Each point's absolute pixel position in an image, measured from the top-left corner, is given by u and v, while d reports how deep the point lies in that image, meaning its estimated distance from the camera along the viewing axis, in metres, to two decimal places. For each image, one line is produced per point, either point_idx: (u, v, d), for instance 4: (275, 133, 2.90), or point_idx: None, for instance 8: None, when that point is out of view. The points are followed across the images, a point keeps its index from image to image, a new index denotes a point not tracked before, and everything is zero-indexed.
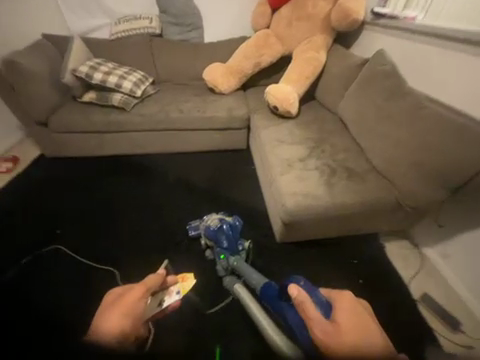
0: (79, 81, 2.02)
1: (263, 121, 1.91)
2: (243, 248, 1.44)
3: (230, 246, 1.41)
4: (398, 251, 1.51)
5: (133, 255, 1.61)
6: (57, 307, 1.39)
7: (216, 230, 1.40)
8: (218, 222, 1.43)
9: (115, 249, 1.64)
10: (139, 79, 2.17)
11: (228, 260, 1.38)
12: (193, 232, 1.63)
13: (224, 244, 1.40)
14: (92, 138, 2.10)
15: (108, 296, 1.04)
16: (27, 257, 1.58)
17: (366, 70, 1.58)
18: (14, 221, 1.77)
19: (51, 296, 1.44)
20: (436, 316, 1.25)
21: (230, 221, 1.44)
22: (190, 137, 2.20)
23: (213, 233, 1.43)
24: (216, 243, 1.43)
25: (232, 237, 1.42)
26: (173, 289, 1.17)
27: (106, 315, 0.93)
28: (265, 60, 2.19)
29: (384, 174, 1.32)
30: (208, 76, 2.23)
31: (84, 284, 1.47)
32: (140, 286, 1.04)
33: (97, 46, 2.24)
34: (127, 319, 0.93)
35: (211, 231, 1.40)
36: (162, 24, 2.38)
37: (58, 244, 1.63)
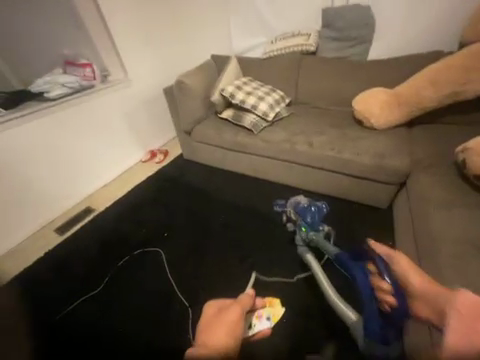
0: (224, 99, 2.13)
1: (441, 192, 1.18)
2: (323, 229, 1.44)
3: (314, 224, 1.46)
4: None
5: (213, 295, 1.48)
6: (133, 329, 1.39)
7: (305, 207, 1.51)
8: (307, 203, 1.55)
9: (199, 278, 1.57)
10: (276, 101, 2.01)
11: (308, 233, 1.43)
12: (278, 208, 1.71)
13: (307, 218, 1.47)
14: (218, 152, 2.20)
15: (206, 307, 0.81)
16: (138, 250, 1.73)
17: None
18: (143, 209, 2.06)
19: (134, 310, 1.46)
20: None
21: (318, 204, 1.53)
22: (312, 175, 1.80)
23: (300, 208, 1.54)
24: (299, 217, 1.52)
25: (317, 216, 1.50)
26: (265, 313, 1.05)
27: (210, 335, 0.71)
28: (470, 90, 1.38)
29: None
30: (359, 105, 1.68)
31: (159, 319, 1.42)
32: (237, 304, 0.82)
33: (249, 65, 2.28)
34: (232, 344, 0.69)
35: (300, 206, 1.54)
36: (320, 40, 2.07)
37: (160, 250, 1.72)
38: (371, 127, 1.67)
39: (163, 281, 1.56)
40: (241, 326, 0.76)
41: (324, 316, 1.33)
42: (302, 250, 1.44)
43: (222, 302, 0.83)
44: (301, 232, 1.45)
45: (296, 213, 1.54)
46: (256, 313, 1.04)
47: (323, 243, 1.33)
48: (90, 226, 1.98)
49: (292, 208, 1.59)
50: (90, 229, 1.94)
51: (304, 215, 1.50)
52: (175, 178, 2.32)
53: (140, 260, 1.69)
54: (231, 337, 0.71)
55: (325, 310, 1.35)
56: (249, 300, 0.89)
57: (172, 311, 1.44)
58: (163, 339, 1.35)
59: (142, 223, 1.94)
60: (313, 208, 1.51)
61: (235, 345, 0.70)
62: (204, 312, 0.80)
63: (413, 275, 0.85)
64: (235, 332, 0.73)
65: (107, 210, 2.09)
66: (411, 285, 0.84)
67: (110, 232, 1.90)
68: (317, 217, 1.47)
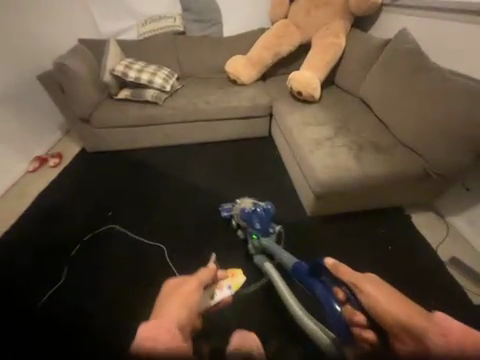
0: (117, 79, 2.22)
1: (286, 107, 2.02)
2: (274, 231, 1.43)
3: (265, 229, 1.39)
4: (425, 221, 1.55)
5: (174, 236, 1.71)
6: (113, 293, 1.47)
7: (250, 211, 1.42)
8: (253, 205, 1.45)
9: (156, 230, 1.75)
10: (168, 75, 2.32)
11: (260, 240, 1.36)
12: (225, 214, 1.67)
13: (256, 225, 1.38)
14: (127, 132, 2.29)
15: (166, 282, 0.69)
16: (87, 235, 1.73)
17: (388, 50, 1.68)
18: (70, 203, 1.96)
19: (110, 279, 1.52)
20: (464, 276, 1.31)
21: (264, 205, 1.47)
22: (216, 127, 2.33)
23: (247, 215, 1.44)
24: (248, 224, 1.43)
25: (266, 221, 1.42)
26: (224, 285, 1.25)
27: (162, 307, 0.60)
28: (284, 49, 2.29)
29: (412, 147, 1.40)
30: (230, 68, 2.36)
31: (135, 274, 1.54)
32: (194, 278, 0.71)
33: (128, 47, 2.43)
34: (186, 314, 0.59)
35: (245, 212, 1.43)
36: (185, 22, 2.53)
37: (113, 225, 1.77)
38: (243, 82, 2.37)
39: (127, 247, 1.66)
40: (198, 301, 0.65)
41: (264, 302, 1.42)
42: (258, 259, 1.44)
43: (182, 279, 0.69)
44: (253, 240, 1.40)
45: (244, 220, 1.45)
46: (217, 285, 1.11)
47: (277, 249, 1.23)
48: (10, 244, 1.72)
49: (239, 215, 1.49)
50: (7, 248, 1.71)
51: (252, 221, 1.41)
52: (88, 170, 2.25)
53: (89, 240, 1.70)
54: (187, 309, 0.60)
55: (267, 298, 1.44)
56: (210, 271, 1.02)
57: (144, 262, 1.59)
58: (146, 288, 1.49)
59: (77, 214, 1.88)
60: (259, 211, 1.43)
61: (190, 315, 0.60)
62: (163, 289, 0.66)
63: (383, 297, 0.53)
64: (192, 302, 0.62)
65: (20, 220, 1.88)
66: (394, 320, 0.50)
67: (38, 237, 1.74)
68: (265, 219, 1.40)
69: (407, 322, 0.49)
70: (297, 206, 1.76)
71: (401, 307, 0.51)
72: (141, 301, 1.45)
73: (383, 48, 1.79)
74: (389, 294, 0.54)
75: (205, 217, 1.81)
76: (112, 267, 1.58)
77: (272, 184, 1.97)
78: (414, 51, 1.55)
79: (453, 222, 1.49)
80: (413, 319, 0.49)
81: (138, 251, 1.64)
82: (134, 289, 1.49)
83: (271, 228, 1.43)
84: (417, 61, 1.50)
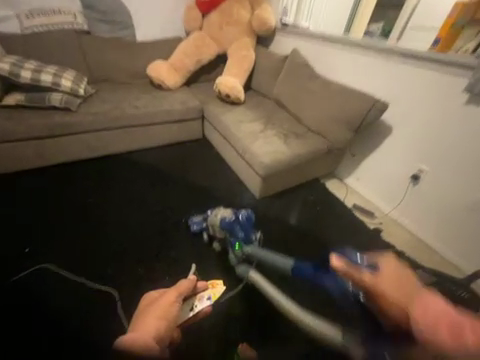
0: (1, 80, 1.76)
1: (219, 108, 2.21)
2: (256, 238, 1.43)
3: (247, 237, 1.38)
4: (334, 185, 2.13)
5: (127, 253, 1.50)
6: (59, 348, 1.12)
7: (233, 220, 1.36)
8: (234, 214, 1.42)
9: (105, 253, 1.48)
10: (76, 76, 2.00)
11: (244, 249, 1.32)
12: (195, 227, 1.60)
13: (240, 234, 1.35)
14: (27, 147, 1.78)
15: (147, 298, 0.93)
16: (3, 283, 1.28)
17: (288, 63, 2.22)
18: None
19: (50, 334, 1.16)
20: (364, 214, 1.91)
21: (245, 212, 1.44)
22: (149, 132, 2.20)
23: (228, 224, 1.37)
24: (230, 233, 1.37)
25: (248, 228, 1.40)
26: (205, 294, 1.00)
27: (143, 317, 0.81)
28: (204, 58, 2.49)
29: (317, 132, 1.93)
30: (153, 73, 2.31)
31: (87, 317, 1.22)
32: (173, 290, 0.91)
33: (10, 42, 1.94)
34: (164, 323, 0.78)
35: (226, 220, 1.36)
36: (88, 21, 2.27)
37: (45, 263, 1.38)
38: (169, 87, 2.37)
39: (71, 285, 1.32)
40: (175, 309, 0.85)
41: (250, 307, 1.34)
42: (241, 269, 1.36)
43: (160, 292, 0.93)
44: (237, 250, 1.32)
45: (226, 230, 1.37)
46: (197, 295, 0.99)
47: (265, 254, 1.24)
48: None
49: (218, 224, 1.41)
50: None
51: (234, 230, 1.37)
52: None
53: (11, 292, 1.26)
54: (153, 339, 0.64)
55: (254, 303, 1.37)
56: (189, 283, 0.96)
57: (98, 298, 1.29)
58: (109, 330, 1.20)
59: None
60: (241, 218, 1.40)
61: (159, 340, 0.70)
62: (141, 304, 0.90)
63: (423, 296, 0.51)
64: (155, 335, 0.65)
65: None
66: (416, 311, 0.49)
67: None
68: (248, 228, 1.38)
69: (421, 299, 0.50)
70: (247, 194, 1.95)
71: (426, 309, 0.47)
72: (105, 343, 1.16)
73: (284, 61, 2.31)
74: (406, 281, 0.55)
75: (161, 224, 1.69)
76: (53, 315, 1.21)
77: (219, 179, 2.08)
78: (305, 64, 2.13)
79: (349, 182, 2.13)
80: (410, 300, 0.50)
81: (88, 287, 1.32)
82: (91, 333, 1.18)
83: (253, 236, 1.41)
84: (308, 72, 2.08)
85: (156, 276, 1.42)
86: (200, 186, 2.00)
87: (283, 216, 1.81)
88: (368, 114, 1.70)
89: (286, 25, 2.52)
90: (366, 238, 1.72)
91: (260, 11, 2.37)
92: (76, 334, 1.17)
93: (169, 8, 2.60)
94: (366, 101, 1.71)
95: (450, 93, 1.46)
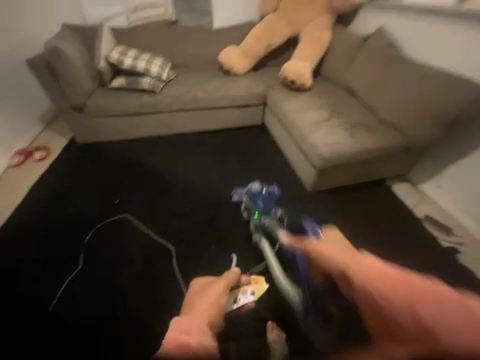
0: (111, 66, 2.22)
1: (282, 95, 2.17)
2: (277, 213, 1.53)
3: (266, 207, 1.54)
4: (405, 190, 1.83)
5: (186, 218, 1.76)
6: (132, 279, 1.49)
7: (256, 192, 1.60)
8: (259, 187, 1.63)
9: (169, 215, 1.77)
10: (162, 63, 2.31)
11: (261, 219, 1.49)
12: (236, 197, 1.71)
13: (260, 204, 1.55)
14: (123, 121, 2.24)
15: (196, 283, 1.12)
16: (101, 222, 1.74)
17: (370, 44, 1.95)
18: (72, 194, 1.91)
19: (127, 268, 1.54)
20: (439, 229, 1.60)
21: (269, 187, 1.63)
22: (214, 116, 2.37)
23: (253, 194, 1.60)
24: (252, 204, 1.59)
25: (269, 201, 1.58)
26: (249, 289, 1.18)
27: (195, 301, 1.00)
28: (275, 41, 2.44)
29: (394, 125, 1.67)
30: (224, 58, 2.44)
31: (151, 262, 1.56)
32: (221, 281, 1.07)
33: (119, 35, 2.41)
34: (214, 310, 0.95)
35: (252, 191, 1.60)
36: (176, 11, 2.54)
37: (126, 213, 1.78)
38: (237, 72, 2.46)
39: (142, 235, 1.68)
40: (223, 299, 1.01)
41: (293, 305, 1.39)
42: (257, 237, 1.52)
43: (209, 280, 1.10)
44: (255, 218, 1.52)
45: (249, 199, 1.60)
46: (241, 288, 1.19)
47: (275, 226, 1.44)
48: (16, 236, 1.68)
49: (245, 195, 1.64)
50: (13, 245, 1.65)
51: (256, 200, 1.58)
52: (83, 161, 2.15)
53: (105, 232, 1.69)
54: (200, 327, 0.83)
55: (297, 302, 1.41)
56: (234, 275, 1.13)
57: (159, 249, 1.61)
58: (166, 277, 1.50)
59: (84, 203, 1.86)
60: (264, 192, 1.60)
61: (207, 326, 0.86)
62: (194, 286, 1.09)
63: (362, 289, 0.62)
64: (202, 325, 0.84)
65: (18, 212, 1.81)
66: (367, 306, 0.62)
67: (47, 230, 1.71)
68: (269, 200, 1.56)
69: (411, 291, 0.55)
70: (298, 185, 1.92)
71: (397, 297, 0.56)
72: (163, 286, 1.47)
73: (364, 42, 2.04)
74: (371, 268, 0.62)
75: (214, 199, 1.88)
76: (129, 254, 1.59)
77: (273, 166, 2.10)
78: (390, 45, 1.84)
79: (424, 188, 1.79)
80: (382, 289, 0.59)
81: (153, 239, 1.66)
82: (154, 275, 1.52)
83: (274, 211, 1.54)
84: (393, 54, 1.78)
85: (205, 244, 1.63)
86: (253, 171, 2.08)
87: (333, 213, 1.72)
88: (474, 107, 1.39)
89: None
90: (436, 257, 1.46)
91: None
92: (143, 273, 1.52)
93: None
94: (473, 89, 1.38)
95: None
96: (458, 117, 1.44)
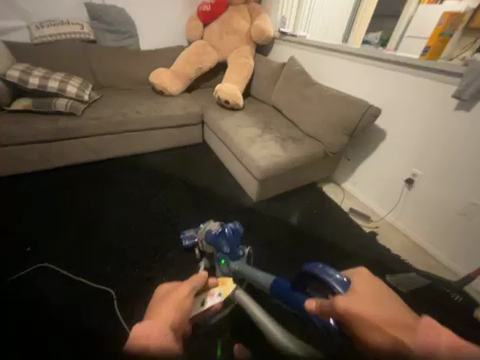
0: (9, 86, 1.84)
1: (218, 114, 2.27)
2: (243, 253, 1.32)
3: (233, 253, 1.29)
4: (331, 189, 2.16)
5: (126, 253, 1.53)
6: (53, 345, 1.11)
7: (217, 234, 1.29)
8: (220, 227, 1.33)
9: (104, 254, 1.51)
10: (82, 83, 2.08)
11: (229, 265, 1.23)
12: (187, 242, 1.52)
13: (224, 248, 1.26)
14: (32, 149, 1.84)
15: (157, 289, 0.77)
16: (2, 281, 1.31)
17: (286, 70, 2.30)
18: None
19: (45, 332, 1.15)
20: (361, 218, 1.92)
21: (232, 224, 1.33)
22: (151, 137, 2.26)
23: (214, 238, 1.29)
24: (216, 248, 1.31)
25: (234, 241, 1.30)
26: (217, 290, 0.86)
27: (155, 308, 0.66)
28: (205, 65, 2.57)
29: (314, 136, 1.98)
30: (155, 80, 2.39)
31: (83, 314, 1.23)
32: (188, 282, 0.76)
33: (20, 51, 2.05)
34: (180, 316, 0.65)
35: (212, 234, 1.29)
36: (95, 31, 2.38)
37: (43, 261, 1.41)
38: (170, 93, 2.44)
39: (67, 283, 1.34)
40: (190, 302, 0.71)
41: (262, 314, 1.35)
42: None
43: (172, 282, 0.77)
44: (222, 266, 1.26)
45: (211, 244, 1.32)
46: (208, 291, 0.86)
47: (248, 270, 1.06)
48: None
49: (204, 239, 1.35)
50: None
51: (219, 245, 1.28)
52: None
53: (8, 289, 1.28)
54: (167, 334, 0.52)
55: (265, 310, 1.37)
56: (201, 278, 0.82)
57: (93, 295, 1.30)
58: (104, 329, 1.19)
59: None
60: (227, 231, 1.30)
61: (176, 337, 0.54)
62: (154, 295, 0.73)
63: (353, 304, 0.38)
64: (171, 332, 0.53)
65: None
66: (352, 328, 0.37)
67: None
68: (234, 242, 1.29)
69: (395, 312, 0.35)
70: (244, 197, 1.98)
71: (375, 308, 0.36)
72: (100, 341, 1.15)
73: (282, 68, 2.38)
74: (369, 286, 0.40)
75: (159, 225, 1.72)
76: (48, 312, 1.22)
77: (218, 182, 2.11)
78: (301, 71, 2.21)
79: (345, 186, 2.16)
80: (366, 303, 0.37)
81: (84, 286, 1.34)
82: (85, 331, 1.17)
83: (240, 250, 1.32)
84: (305, 78, 2.14)
85: (152, 278, 1.43)
86: (199, 189, 2.03)
87: (279, 219, 1.84)
88: (362, 120, 1.73)
89: (284, 34, 2.61)
90: (363, 242, 1.73)
91: (259, 21, 2.46)
92: (69, 333, 1.16)
93: (171, 18, 2.71)
94: (360, 105, 1.75)
95: (441, 97, 1.49)
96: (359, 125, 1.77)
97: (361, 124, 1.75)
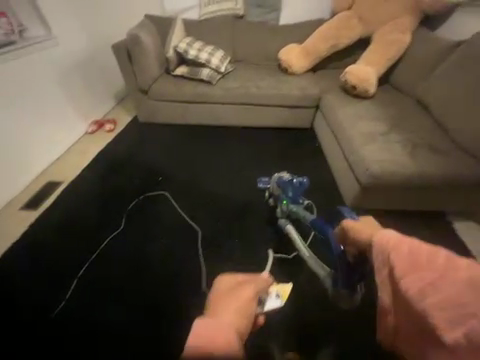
0: (177, 56, 2.42)
1: (338, 99, 2.02)
2: (303, 202, 1.51)
3: (296, 198, 1.49)
4: (470, 232, 1.53)
5: (216, 207, 1.83)
6: (156, 253, 1.56)
7: (288, 180, 1.50)
8: (290, 176, 1.53)
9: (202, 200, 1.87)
10: (223, 56, 2.41)
11: (289, 207, 1.45)
12: (262, 185, 1.68)
13: (290, 193, 1.48)
14: (179, 107, 2.42)
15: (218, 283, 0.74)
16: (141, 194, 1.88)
17: (460, 53, 1.66)
18: (125, 163, 2.13)
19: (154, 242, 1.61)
20: None
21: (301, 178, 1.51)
22: (263, 113, 2.36)
23: (284, 182, 1.51)
24: (282, 191, 1.51)
25: (299, 191, 1.50)
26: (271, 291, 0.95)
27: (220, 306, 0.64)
28: (342, 41, 2.27)
29: (471, 152, 1.42)
30: (284, 56, 2.38)
31: (177, 242, 1.61)
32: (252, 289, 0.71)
33: (189, 27, 2.59)
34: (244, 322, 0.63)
35: (283, 179, 1.51)
36: (245, 6, 2.60)
37: (165, 191, 1.90)
38: (294, 71, 2.38)
39: (174, 215, 1.75)
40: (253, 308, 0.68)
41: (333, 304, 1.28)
42: (283, 223, 1.47)
43: (237, 277, 0.76)
44: (283, 205, 1.47)
45: (280, 186, 1.52)
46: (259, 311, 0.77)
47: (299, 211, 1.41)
48: (76, 189, 1.93)
49: (275, 181, 1.56)
50: (71, 194, 1.90)
51: (286, 189, 1.50)
52: (139, 137, 2.40)
53: (144, 201, 1.83)
54: (242, 316, 0.63)
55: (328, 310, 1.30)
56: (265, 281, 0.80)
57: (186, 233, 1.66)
58: (186, 262, 1.52)
59: (134, 172, 2.06)
60: (296, 181, 1.50)
61: (246, 324, 0.63)
62: (215, 287, 0.72)
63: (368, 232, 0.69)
64: (248, 311, 0.65)
65: (80, 173, 2.07)
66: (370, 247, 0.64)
67: (99, 190, 1.92)
68: (298, 190, 1.48)
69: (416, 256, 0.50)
70: (336, 197, 1.79)
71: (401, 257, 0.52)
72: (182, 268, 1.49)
73: (452, 49, 1.74)
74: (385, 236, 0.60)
75: (247, 194, 1.91)
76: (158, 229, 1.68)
77: (312, 173, 2.00)
78: None
79: None
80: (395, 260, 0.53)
81: (183, 221, 1.73)
82: (176, 255, 1.55)
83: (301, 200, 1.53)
84: None
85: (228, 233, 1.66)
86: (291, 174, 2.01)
87: None
88: None
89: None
90: None
91: None
92: (166, 251, 1.56)
93: None
94: None
95: None
96: None
97: None
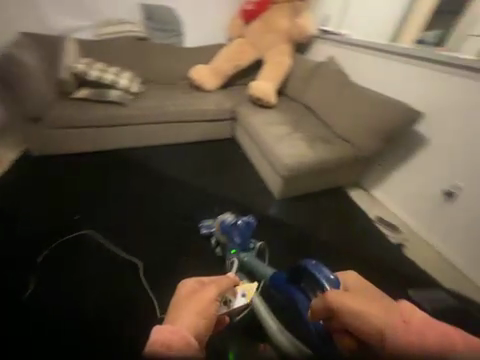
0: (74, 78, 2.16)
1: (249, 110, 2.33)
2: (254, 246, 1.51)
3: (244, 244, 1.48)
4: (359, 197, 2.07)
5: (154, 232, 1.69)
6: (92, 302, 1.36)
7: (231, 224, 1.49)
8: (234, 219, 1.53)
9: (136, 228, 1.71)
10: (131, 77, 2.33)
11: (239, 255, 1.43)
12: (205, 230, 1.68)
13: (235, 239, 1.47)
14: (87, 133, 2.14)
15: (181, 288, 0.75)
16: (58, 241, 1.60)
17: (323, 70, 2.25)
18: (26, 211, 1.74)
19: (86, 289, 1.41)
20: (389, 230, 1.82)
21: (245, 219, 1.51)
22: (185, 130, 2.42)
23: (227, 227, 1.50)
24: (228, 237, 1.50)
25: (245, 235, 1.49)
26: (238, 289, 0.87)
27: (179, 310, 0.68)
28: (242, 62, 2.64)
29: (345, 139, 1.91)
30: (194, 76, 2.54)
31: (116, 281, 1.45)
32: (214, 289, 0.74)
33: (85, 47, 2.37)
34: (204, 324, 0.66)
35: (225, 224, 1.50)
36: (146, 30, 2.63)
37: (89, 230, 1.66)
38: (206, 89, 2.57)
39: (106, 253, 1.57)
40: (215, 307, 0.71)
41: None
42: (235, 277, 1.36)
43: (200, 280, 0.77)
44: (232, 255, 1.45)
45: (224, 233, 1.51)
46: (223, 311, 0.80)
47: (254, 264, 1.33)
48: None
49: (219, 228, 1.55)
50: None
51: (231, 234, 1.49)
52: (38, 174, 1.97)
53: (64, 248, 1.57)
54: (203, 316, 0.67)
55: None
56: (229, 281, 0.80)
57: (125, 268, 1.51)
58: (131, 299, 1.39)
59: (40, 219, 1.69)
60: (240, 224, 1.50)
61: (207, 324, 0.67)
62: (178, 292, 0.74)
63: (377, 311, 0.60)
64: (208, 311, 0.69)
65: None
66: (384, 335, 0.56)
67: None
68: (243, 233, 1.48)
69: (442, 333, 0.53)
70: (266, 193, 2.01)
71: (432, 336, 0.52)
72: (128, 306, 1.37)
73: (318, 68, 2.34)
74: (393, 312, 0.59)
75: (186, 210, 1.87)
76: (90, 274, 1.47)
77: (243, 177, 2.18)
78: (339, 71, 2.15)
79: (376, 194, 2.06)
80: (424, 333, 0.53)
81: (119, 257, 1.56)
82: (117, 296, 1.40)
83: (251, 244, 1.52)
84: (342, 79, 2.08)
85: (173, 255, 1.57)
86: (224, 182, 2.12)
87: (301, 219, 1.84)
88: (399, 126, 1.68)
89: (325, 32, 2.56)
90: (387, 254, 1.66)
91: (299, 19, 2.45)
92: (105, 295, 1.39)
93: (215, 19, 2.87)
94: (398, 110, 1.68)
95: None
96: (393, 131, 1.70)
97: (399, 125, 1.68)
